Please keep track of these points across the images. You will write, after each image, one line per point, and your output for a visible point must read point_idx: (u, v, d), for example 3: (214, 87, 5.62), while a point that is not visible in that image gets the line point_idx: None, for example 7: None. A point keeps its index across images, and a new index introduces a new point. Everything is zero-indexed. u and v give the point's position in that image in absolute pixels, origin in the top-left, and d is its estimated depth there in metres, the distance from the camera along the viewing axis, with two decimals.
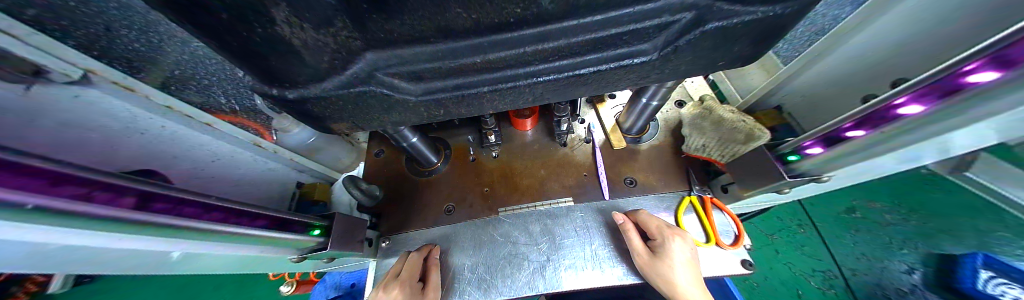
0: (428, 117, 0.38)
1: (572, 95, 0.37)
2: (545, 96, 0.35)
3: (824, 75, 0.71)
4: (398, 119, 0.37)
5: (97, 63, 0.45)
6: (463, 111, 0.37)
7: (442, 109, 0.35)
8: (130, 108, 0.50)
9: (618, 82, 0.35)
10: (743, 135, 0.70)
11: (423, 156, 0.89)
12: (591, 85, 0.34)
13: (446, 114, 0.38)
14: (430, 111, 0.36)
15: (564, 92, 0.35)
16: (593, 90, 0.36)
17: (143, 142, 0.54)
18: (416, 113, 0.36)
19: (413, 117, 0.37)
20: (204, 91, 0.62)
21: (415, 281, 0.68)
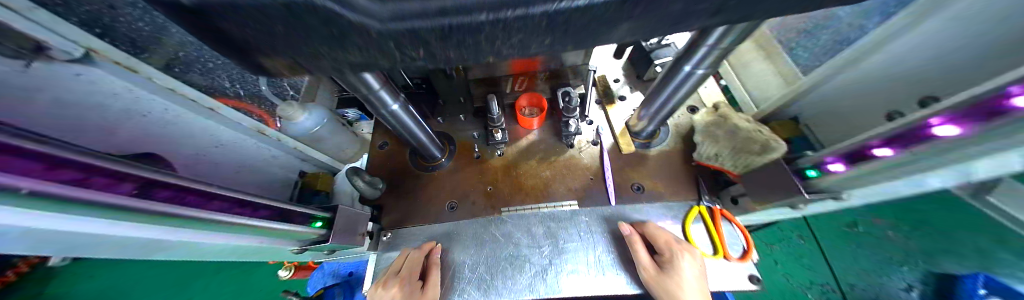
0: (412, 66, 0.29)
1: (609, 39, 0.27)
2: (571, 38, 0.25)
3: (863, 74, 0.64)
4: (373, 68, 0.29)
5: (100, 43, 0.45)
6: (458, 58, 0.28)
7: (430, 54, 0.26)
8: (131, 88, 0.49)
9: (667, 29, 0.26)
10: (758, 147, 0.67)
11: (408, 132, 0.74)
12: (634, 28, 0.25)
13: (437, 61, 0.28)
14: (412, 58, 0.27)
15: (597, 35, 0.25)
16: (635, 37, 0.27)
17: (146, 125, 0.53)
18: (395, 60, 0.27)
19: (392, 65, 0.28)
20: (210, 74, 0.63)
21: (414, 279, 0.67)
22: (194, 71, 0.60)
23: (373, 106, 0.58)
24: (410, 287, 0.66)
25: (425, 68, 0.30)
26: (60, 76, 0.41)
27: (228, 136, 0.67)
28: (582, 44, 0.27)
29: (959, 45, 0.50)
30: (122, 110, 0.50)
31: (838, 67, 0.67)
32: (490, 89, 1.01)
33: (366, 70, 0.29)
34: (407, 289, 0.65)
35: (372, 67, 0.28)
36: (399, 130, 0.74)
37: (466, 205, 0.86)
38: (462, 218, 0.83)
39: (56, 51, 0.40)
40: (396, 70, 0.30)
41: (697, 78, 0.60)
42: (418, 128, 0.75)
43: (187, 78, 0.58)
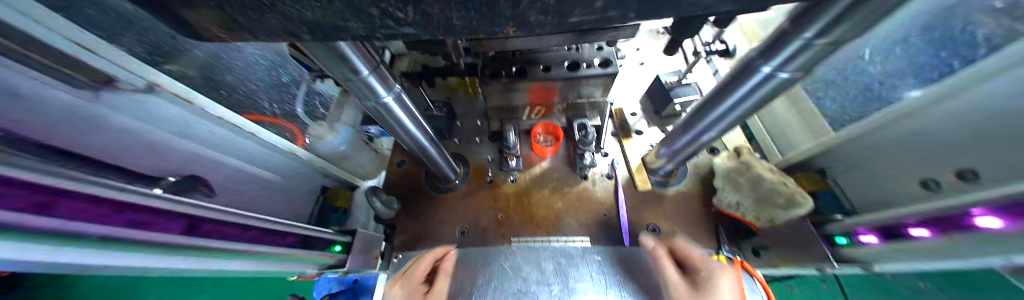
0: (415, 27, 0.26)
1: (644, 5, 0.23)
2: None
3: (906, 130, 0.58)
4: (373, 33, 0.26)
5: (162, 77, 0.48)
6: (468, 17, 0.25)
7: (432, 11, 0.23)
8: (189, 116, 0.53)
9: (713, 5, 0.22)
10: (783, 201, 0.66)
11: (402, 129, 0.63)
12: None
13: (442, 23, 0.25)
14: (414, 17, 0.24)
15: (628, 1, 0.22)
16: (672, 9, 0.24)
17: (190, 147, 0.55)
18: (395, 20, 0.24)
19: (392, 27, 0.25)
20: (250, 96, 0.68)
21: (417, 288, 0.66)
22: (230, 91, 0.63)
23: (358, 89, 0.47)
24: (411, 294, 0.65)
25: (430, 30, 0.26)
26: (127, 104, 0.45)
27: (264, 155, 0.68)
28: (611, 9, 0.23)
29: (990, 117, 0.46)
30: (168, 135, 0.51)
31: (882, 120, 0.62)
32: (508, 115, 1.03)
33: (363, 36, 0.27)
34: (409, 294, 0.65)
35: (370, 30, 0.26)
36: (388, 125, 0.62)
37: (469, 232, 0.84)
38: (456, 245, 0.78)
39: (126, 83, 0.44)
40: (397, 34, 0.27)
41: (778, 81, 0.40)
42: (413, 123, 0.63)
43: (229, 99, 0.63)
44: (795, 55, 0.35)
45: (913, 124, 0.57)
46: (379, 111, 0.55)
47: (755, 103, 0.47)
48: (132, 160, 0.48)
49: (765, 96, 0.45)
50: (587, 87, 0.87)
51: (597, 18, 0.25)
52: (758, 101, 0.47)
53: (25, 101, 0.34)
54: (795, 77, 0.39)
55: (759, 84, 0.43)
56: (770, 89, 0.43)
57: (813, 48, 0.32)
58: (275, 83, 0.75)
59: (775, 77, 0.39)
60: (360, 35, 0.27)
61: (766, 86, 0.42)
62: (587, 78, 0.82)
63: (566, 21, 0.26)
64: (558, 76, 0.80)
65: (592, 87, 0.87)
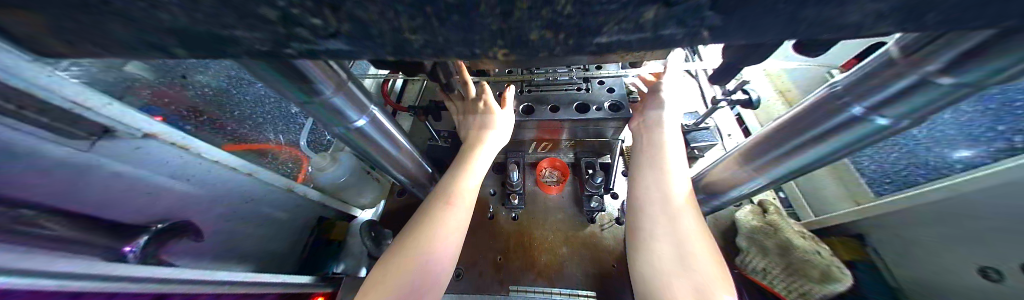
0: (345, 41, 0.17)
1: (731, 16, 0.14)
2: (664, 11, 0.14)
3: (959, 210, 0.50)
4: (282, 49, 0.18)
5: (158, 126, 0.46)
6: (434, 31, 0.17)
7: (370, 14, 0.15)
8: (182, 155, 0.50)
9: (822, 32, 0.16)
10: (817, 273, 0.58)
11: (384, 153, 0.55)
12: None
13: (391, 37, 0.17)
14: (344, 23, 0.16)
15: (708, 11, 0.14)
16: (779, 24, 0.15)
17: (185, 189, 0.54)
18: (313, 31, 0.16)
19: (306, 41, 0.17)
20: (257, 128, 0.72)
21: (411, 231, 0.60)
22: (211, 130, 0.59)
23: (322, 116, 0.40)
24: (407, 230, 0.61)
25: (363, 48, 0.18)
26: (121, 150, 0.44)
27: (258, 192, 0.65)
28: (668, 29, 0.16)
29: None
30: (166, 178, 0.50)
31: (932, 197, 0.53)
32: (512, 147, 0.99)
33: (261, 51, 0.19)
34: (406, 232, 0.61)
35: (274, 44, 0.18)
36: (365, 155, 0.54)
37: (467, 156, 0.72)
38: (450, 191, 0.66)
39: (123, 132, 0.43)
40: (314, 51, 0.18)
41: (871, 127, 0.35)
42: (393, 145, 0.55)
43: (236, 134, 0.65)
44: (879, 104, 0.32)
45: (954, 204, 0.50)
46: (368, 150, 0.52)
47: (827, 149, 0.41)
48: (124, 214, 0.48)
49: (844, 144, 0.39)
50: (596, 129, 0.83)
51: (633, 41, 0.17)
52: (815, 155, 0.43)
53: (11, 150, 0.34)
54: (897, 127, 0.34)
55: (824, 137, 0.40)
56: (833, 148, 0.41)
57: (905, 98, 0.30)
58: (280, 115, 0.81)
59: (871, 122, 0.34)
60: (262, 53, 0.19)
61: (834, 140, 0.39)
62: (597, 120, 0.78)
63: (584, 48, 0.18)
64: (566, 117, 0.77)
65: (601, 129, 0.83)
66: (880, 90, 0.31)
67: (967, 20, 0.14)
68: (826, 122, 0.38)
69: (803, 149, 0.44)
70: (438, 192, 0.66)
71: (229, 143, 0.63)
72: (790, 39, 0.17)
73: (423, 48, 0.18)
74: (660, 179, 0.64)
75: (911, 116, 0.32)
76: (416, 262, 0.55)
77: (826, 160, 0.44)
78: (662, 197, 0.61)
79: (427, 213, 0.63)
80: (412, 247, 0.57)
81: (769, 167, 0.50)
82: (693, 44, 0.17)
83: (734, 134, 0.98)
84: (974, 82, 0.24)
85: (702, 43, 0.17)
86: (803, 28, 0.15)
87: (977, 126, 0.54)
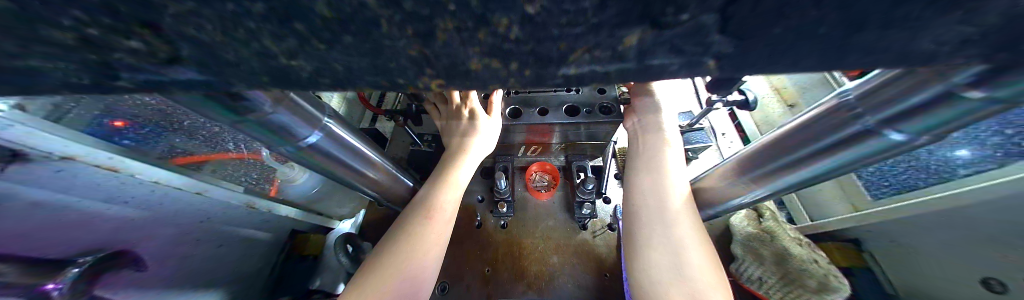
0: (195, 71, 0.13)
1: (752, 39, 0.10)
2: (653, 35, 0.10)
3: (970, 217, 0.48)
4: (112, 81, 0.14)
5: (82, 149, 0.40)
6: (323, 57, 0.12)
7: (211, 33, 0.10)
8: (116, 178, 0.44)
9: (865, 60, 0.11)
10: (814, 282, 0.56)
11: (349, 168, 0.50)
12: (854, 17, 0.09)
13: (256, 62, 0.12)
14: (180, 47, 0.12)
15: (715, 34, 0.10)
16: (815, 52, 0.11)
17: (123, 213, 0.47)
18: (139, 57, 0.12)
19: (141, 70, 0.13)
20: (212, 140, 0.64)
21: (388, 249, 0.54)
22: (167, 133, 0.56)
23: (264, 136, 0.34)
24: (382, 248, 0.55)
25: (223, 77, 0.14)
26: (40, 175, 0.38)
27: (217, 210, 0.59)
28: (657, 58, 0.11)
29: None
30: (99, 201, 0.44)
31: (938, 208, 0.51)
32: (501, 152, 0.94)
33: (87, 84, 0.14)
34: (381, 251, 0.54)
35: (96, 74, 0.13)
36: (327, 174, 0.49)
37: (451, 164, 0.67)
38: (432, 203, 0.61)
39: (37, 154, 0.37)
40: (156, 81, 0.14)
41: (884, 142, 0.31)
42: (359, 159, 0.50)
43: (186, 146, 0.58)
44: (894, 118, 0.28)
45: (980, 210, 0.47)
46: (328, 167, 0.47)
47: (835, 163, 0.37)
48: (44, 248, 0.41)
49: (856, 157, 0.35)
50: (588, 132, 0.78)
51: (610, 73, 0.12)
52: (818, 169, 0.40)
53: None
54: (915, 143, 0.30)
55: (830, 150, 0.36)
56: (838, 162, 0.37)
57: (921, 115, 0.26)
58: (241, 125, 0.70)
59: (885, 137, 0.30)
60: (90, 87, 0.14)
61: (840, 155, 0.35)
62: (588, 124, 0.73)
63: (546, 81, 0.13)
64: (556, 120, 0.72)
65: (593, 132, 0.79)
66: (897, 103, 0.27)
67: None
68: (834, 134, 0.34)
69: (807, 162, 0.40)
70: (420, 204, 0.61)
71: (178, 154, 0.56)
72: (824, 69, 0.12)
73: (319, 80, 0.14)
74: (655, 185, 0.60)
75: (930, 134, 0.28)
76: (395, 285, 0.50)
77: (832, 174, 0.40)
78: (658, 203, 0.57)
79: (405, 228, 0.57)
80: (391, 268, 0.51)
81: (770, 178, 0.46)
82: (690, 75, 0.12)
83: (728, 132, 0.96)
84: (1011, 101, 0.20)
85: (707, 74, 0.12)
86: (852, 56, 0.11)
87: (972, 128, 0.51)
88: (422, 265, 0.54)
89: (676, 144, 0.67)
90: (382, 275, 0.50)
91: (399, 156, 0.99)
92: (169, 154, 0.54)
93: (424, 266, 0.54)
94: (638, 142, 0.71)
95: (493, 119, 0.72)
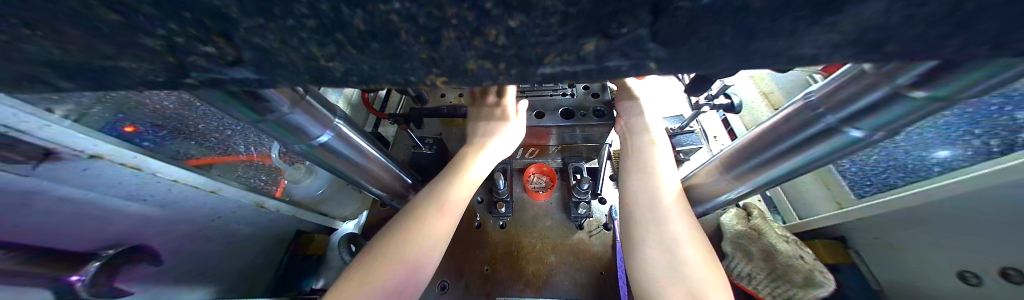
0: (249, 71, 0.17)
1: (680, 46, 0.13)
2: (605, 44, 0.13)
3: (940, 212, 0.51)
4: (181, 79, 0.17)
5: (108, 147, 0.42)
6: (354, 60, 0.15)
7: (274, 41, 0.14)
8: (138, 176, 0.46)
9: (771, 62, 0.15)
10: (799, 278, 0.58)
11: (355, 167, 0.53)
12: (746, 30, 0.12)
13: (300, 64, 0.16)
14: (244, 51, 0.15)
15: (650, 43, 0.13)
16: (731, 56, 0.14)
17: (141, 210, 0.49)
18: (209, 59, 0.15)
19: (206, 70, 0.16)
20: (224, 142, 0.66)
21: (399, 233, 0.54)
22: (177, 139, 0.57)
23: (280, 133, 0.38)
24: (392, 231, 0.55)
25: (268, 76, 0.17)
26: (71, 171, 0.40)
27: (229, 209, 0.61)
28: (612, 60, 0.15)
29: None
30: (120, 198, 0.46)
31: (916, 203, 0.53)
32: None
33: (160, 81, 0.17)
34: (391, 234, 0.54)
35: (169, 73, 0.16)
36: (334, 171, 0.52)
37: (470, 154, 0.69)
38: (446, 190, 0.61)
39: (69, 154, 0.39)
40: (215, 79, 0.17)
41: (845, 139, 0.34)
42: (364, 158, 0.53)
43: (200, 148, 0.61)
44: (853, 115, 0.31)
45: (951, 206, 0.49)
46: (335, 165, 0.50)
47: (806, 159, 0.40)
48: (67, 241, 0.44)
49: (822, 153, 0.38)
50: (583, 134, 0.81)
51: (579, 72, 0.16)
52: (792, 164, 0.43)
53: None
54: (871, 139, 0.33)
55: (801, 148, 0.39)
56: (808, 158, 0.40)
57: (877, 112, 0.29)
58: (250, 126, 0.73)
59: (845, 134, 0.34)
60: (160, 84, 0.17)
61: (810, 151, 0.39)
62: (583, 126, 0.77)
63: (529, 79, 0.17)
64: (552, 123, 0.76)
65: (588, 134, 0.82)
66: (853, 101, 0.30)
67: (916, 47, 0.13)
68: (803, 132, 0.37)
69: (780, 161, 0.43)
70: (437, 189, 0.62)
71: (194, 156, 0.59)
72: (746, 69, 0.16)
73: (346, 78, 0.17)
74: (647, 184, 0.63)
75: (883, 130, 0.31)
76: (405, 269, 0.51)
77: (801, 171, 0.44)
78: (651, 201, 0.60)
79: (417, 214, 0.57)
80: (401, 252, 0.52)
81: (751, 175, 0.49)
82: (642, 74, 0.16)
83: (719, 135, 1.01)
84: (945, 97, 0.23)
85: (655, 74, 0.16)
86: (758, 59, 0.14)
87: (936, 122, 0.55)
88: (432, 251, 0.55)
89: (663, 145, 0.70)
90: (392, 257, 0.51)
91: (401, 158, 1.02)
92: (188, 155, 0.58)
93: (434, 253, 0.55)
94: (629, 144, 0.74)
95: (517, 117, 0.74)
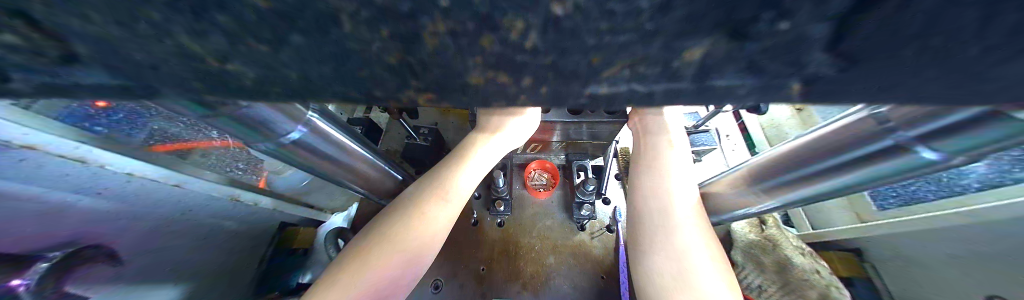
0: (111, 72, 0.10)
1: (860, 59, 0.08)
2: (726, 49, 0.07)
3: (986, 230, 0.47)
4: (2, 84, 0.11)
5: (41, 137, 0.36)
6: (271, 64, 0.09)
7: (112, 25, 0.08)
8: (84, 169, 0.39)
9: (979, 86, 0.09)
10: (814, 294, 0.54)
11: (336, 164, 0.47)
12: (1018, 38, 0.06)
13: (186, 65, 0.10)
14: (76, 42, 0.09)
15: (815, 52, 0.07)
16: (927, 78, 0.09)
17: (95, 206, 0.42)
18: (24, 55, 0.09)
19: (32, 71, 0.10)
20: (195, 128, 0.59)
21: (386, 228, 0.47)
22: (148, 118, 0.52)
23: (239, 130, 0.31)
24: (383, 221, 0.49)
25: (148, 79, 0.11)
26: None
27: (200, 204, 0.54)
28: (723, 77, 0.09)
29: None
30: (66, 193, 0.39)
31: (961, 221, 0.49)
32: None
33: None
34: (381, 225, 0.48)
35: None
36: (311, 170, 0.46)
37: (478, 137, 0.60)
38: (446, 180, 0.53)
39: None
40: (60, 84, 0.11)
41: (914, 160, 0.28)
42: (346, 154, 0.47)
43: (163, 134, 0.53)
44: (930, 135, 0.25)
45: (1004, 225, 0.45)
46: (307, 163, 0.43)
47: (856, 179, 0.35)
48: (27, 243, 0.39)
49: (878, 174, 0.32)
50: (590, 132, 0.75)
51: (654, 94, 0.10)
52: (838, 183, 0.37)
53: None
54: (951, 162, 0.27)
55: (853, 166, 0.33)
56: (860, 177, 0.34)
57: (962, 134, 0.23)
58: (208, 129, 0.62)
59: (916, 155, 0.28)
60: None
61: (866, 170, 0.33)
62: (591, 123, 0.70)
63: (567, 100, 0.11)
64: (558, 118, 0.69)
65: (596, 132, 0.75)
66: (933, 119, 0.24)
67: None
68: (855, 150, 0.32)
69: (822, 177, 0.38)
70: (440, 173, 0.54)
71: (158, 142, 0.51)
72: (920, 97, 0.10)
73: (272, 89, 0.11)
74: (658, 188, 0.58)
75: (968, 154, 0.25)
76: (392, 268, 0.44)
77: (851, 188, 0.37)
78: (662, 208, 0.55)
79: (417, 201, 0.50)
80: (385, 251, 0.44)
81: (783, 190, 0.44)
82: (758, 100, 0.10)
83: (732, 134, 0.96)
84: None
85: (779, 100, 0.10)
86: (975, 84, 0.08)
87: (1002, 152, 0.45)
88: (425, 250, 0.47)
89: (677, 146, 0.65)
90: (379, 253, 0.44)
91: (394, 150, 0.96)
92: (149, 141, 0.50)
93: (434, 246, 0.49)
94: (641, 145, 0.68)
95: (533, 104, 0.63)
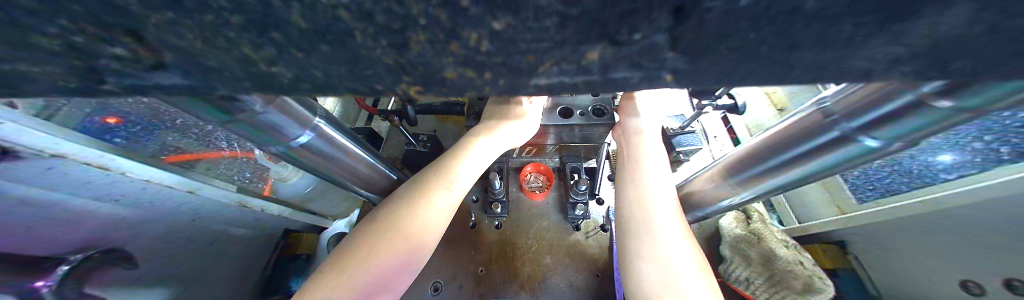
0: (181, 76, 0.14)
1: (705, 55, 0.11)
2: (612, 52, 0.11)
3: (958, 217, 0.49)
4: (98, 86, 0.14)
5: (70, 145, 0.38)
6: (301, 65, 0.13)
7: (196, 41, 0.11)
8: (108, 176, 0.41)
9: (810, 74, 0.13)
10: (799, 284, 0.57)
11: (338, 165, 0.50)
12: (791, 39, 0.10)
13: (240, 68, 0.13)
14: (165, 52, 0.12)
15: (667, 52, 0.11)
16: (765, 68, 0.12)
17: (112, 212, 0.45)
18: (124, 62, 0.13)
19: (124, 74, 0.14)
20: (205, 140, 0.62)
21: (383, 226, 0.49)
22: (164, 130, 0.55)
23: (253, 134, 0.34)
24: (381, 219, 0.51)
25: (205, 80, 0.14)
26: (30, 171, 0.36)
27: (208, 208, 0.56)
28: (620, 71, 0.12)
29: None
30: (80, 202, 0.41)
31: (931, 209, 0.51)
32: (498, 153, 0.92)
33: (73, 87, 0.14)
34: (379, 222, 0.50)
35: (81, 80, 0.14)
36: (314, 171, 0.49)
37: (472, 139, 0.63)
38: (442, 180, 0.56)
39: (27, 153, 0.35)
40: (140, 85, 0.14)
41: (860, 148, 0.31)
42: (347, 156, 0.50)
43: (177, 145, 0.56)
44: (869, 125, 0.28)
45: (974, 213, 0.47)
46: (311, 164, 0.46)
47: (818, 167, 0.38)
48: (41, 244, 0.41)
49: (835, 162, 0.35)
50: (582, 134, 0.78)
51: (579, 84, 0.13)
52: (802, 171, 0.40)
53: None
54: (890, 148, 0.30)
55: (813, 155, 0.36)
56: (820, 165, 0.37)
57: (894, 122, 0.26)
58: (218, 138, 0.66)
59: (861, 142, 0.31)
60: (74, 90, 0.15)
61: (824, 158, 0.36)
62: (582, 126, 0.73)
63: (520, 90, 0.14)
64: (550, 122, 0.72)
65: (586, 134, 0.79)
66: (869, 110, 0.27)
67: (989, 64, 0.11)
68: (811, 141, 0.35)
69: (790, 167, 0.41)
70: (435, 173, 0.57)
71: (170, 153, 0.54)
72: (777, 83, 0.13)
73: (299, 85, 0.14)
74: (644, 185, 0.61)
75: (903, 140, 0.28)
76: (391, 263, 0.46)
77: (817, 176, 0.40)
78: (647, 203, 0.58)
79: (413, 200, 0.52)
80: (384, 247, 0.46)
81: (757, 181, 0.47)
82: (656, 87, 0.13)
83: (720, 135, 1.00)
84: (971, 108, 0.20)
85: (670, 87, 0.13)
86: (796, 72, 0.12)
87: (962, 144, 0.48)
88: (422, 246, 0.49)
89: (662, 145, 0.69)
90: (378, 248, 0.46)
91: (394, 156, 0.99)
92: (164, 151, 0.53)
93: (431, 242, 0.51)
94: (627, 145, 0.71)
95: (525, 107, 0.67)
